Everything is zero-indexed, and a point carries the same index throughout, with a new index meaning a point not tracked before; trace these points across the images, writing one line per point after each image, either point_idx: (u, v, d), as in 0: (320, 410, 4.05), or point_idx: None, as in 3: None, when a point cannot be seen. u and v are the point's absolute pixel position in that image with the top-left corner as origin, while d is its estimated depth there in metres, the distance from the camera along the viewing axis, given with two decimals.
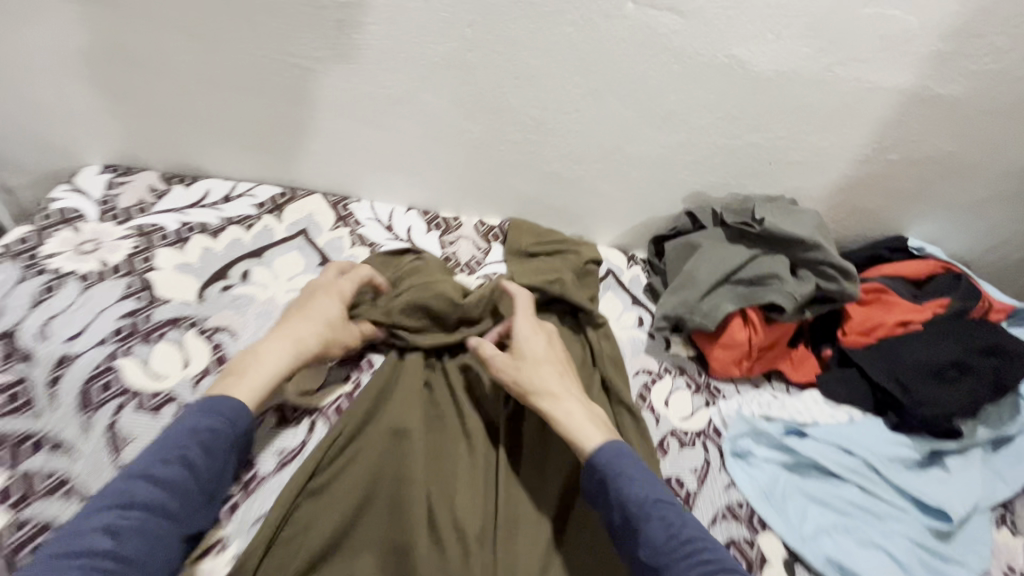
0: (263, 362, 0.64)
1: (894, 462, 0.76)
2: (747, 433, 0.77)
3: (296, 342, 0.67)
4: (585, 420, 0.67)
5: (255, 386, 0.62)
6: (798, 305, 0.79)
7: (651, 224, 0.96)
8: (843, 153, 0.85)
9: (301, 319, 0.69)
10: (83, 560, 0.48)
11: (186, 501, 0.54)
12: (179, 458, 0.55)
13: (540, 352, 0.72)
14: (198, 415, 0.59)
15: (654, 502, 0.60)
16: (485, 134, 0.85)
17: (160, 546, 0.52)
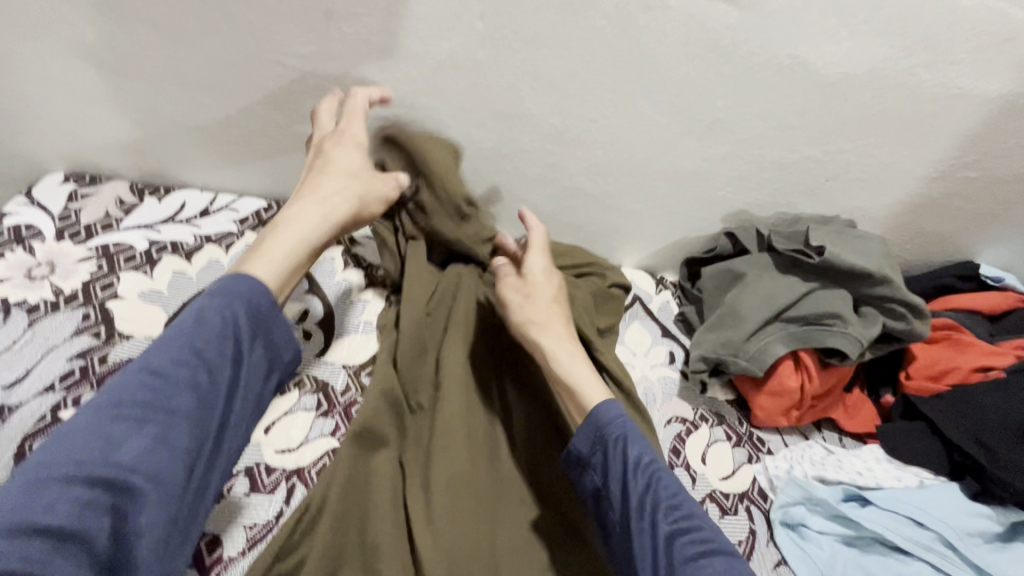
0: (292, 237, 0.57)
1: (976, 538, 0.64)
2: (801, 500, 0.66)
3: (329, 216, 0.60)
4: (587, 376, 0.62)
5: (280, 263, 0.55)
6: (862, 351, 0.68)
7: (685, 245, 0.85)
8: (914, 169, 0.73)
9: (325, 177, 0.62)
10: (76, 467, 0.41)
11: (198, 395, 0.47)
12: (187, 351, 0.47)
13: (545, 296, 0.68)
14: (210, 295, 0.50)
15: (651, 465, 0.53)
16: (498, 143, 0.74)
17: (169, 450, 0.44)
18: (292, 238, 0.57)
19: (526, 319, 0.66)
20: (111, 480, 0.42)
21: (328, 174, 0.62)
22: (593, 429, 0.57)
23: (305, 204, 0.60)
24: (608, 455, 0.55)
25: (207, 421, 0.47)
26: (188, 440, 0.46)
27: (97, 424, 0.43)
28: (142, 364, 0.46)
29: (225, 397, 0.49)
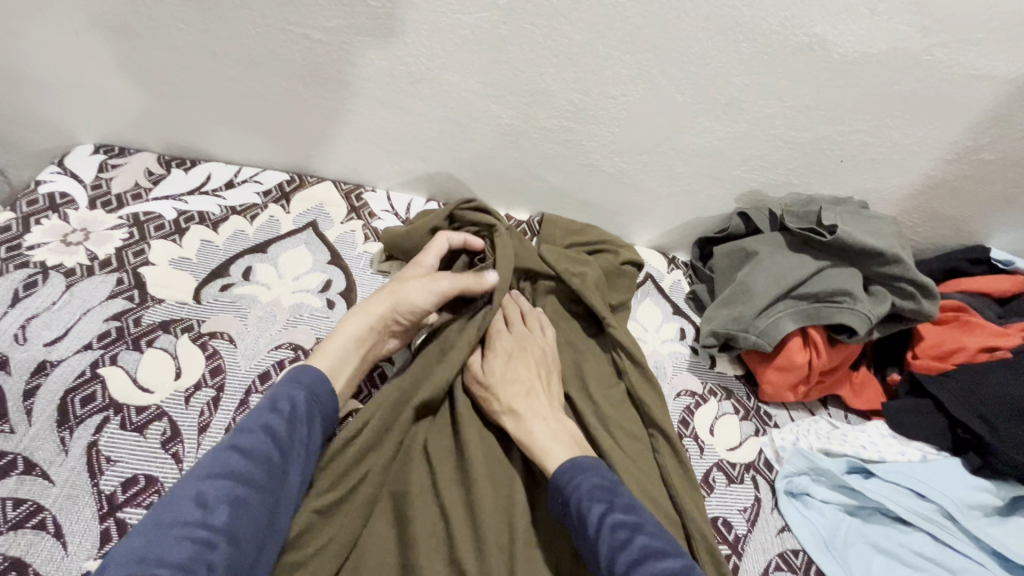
0: (342, 330, 0.63)
1: (976, 510, 0.66)
2: (805, 470, 0.68)
3: (371, 310, 0.65)
4: (548, 440, 0.60)
5: (326, 354, 0.60)
6: (871, 328, 0.70)
7: (697, 225, 0.87)
8: (927, 151, 0.74)
9: (387, 288, 0.68)
10: (176, 531, 0.42)
11: (273, 470, 0.50)
12: (262, 429, 0.51)
13: (498, 368, 0.66)
14: (276, 388, 0.55)
15: (609, 523, 0.51)
16: (517, 120, 0.75)
17: (252, 522, 0.46)
18: (342, 328, 0.63)
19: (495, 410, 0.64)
20: (204, 541, 0.43)
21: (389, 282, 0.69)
22: (557, 495, 0.57)
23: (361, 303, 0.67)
24: (576, 521, 0.54)
25: (278, 497, 0.50)
26: (263, 511, 0.48)
27: (192, 490, 0.45)
28: (226, 443, 0.50)
29: (292, 476, 0.52)
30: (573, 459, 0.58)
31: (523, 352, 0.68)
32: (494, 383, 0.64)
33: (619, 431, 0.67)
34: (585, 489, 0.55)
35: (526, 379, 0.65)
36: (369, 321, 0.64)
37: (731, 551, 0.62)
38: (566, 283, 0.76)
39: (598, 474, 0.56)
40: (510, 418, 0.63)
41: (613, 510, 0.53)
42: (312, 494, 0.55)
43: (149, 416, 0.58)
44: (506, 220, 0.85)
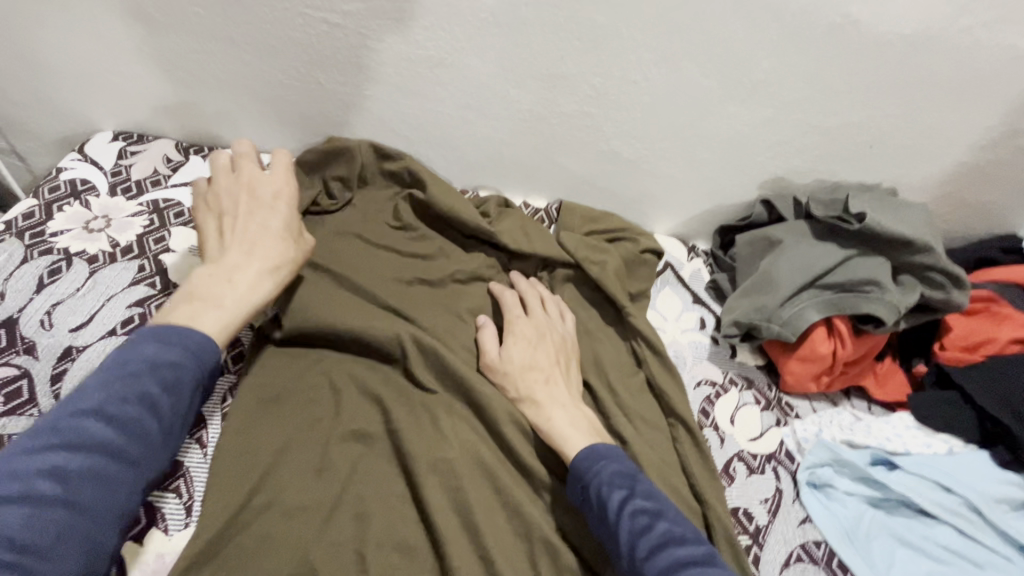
0: (242, 291, 0.57)
1: (1002, 505, 0.65)
2: (828, 462, 0.67)
3: (271, 269, 0.59)
4: (569, 428, 0.61)
5: (234, 320, 0.55)
6: (899, 318, 0.68)
7: (719, 212, 0.85)
8: (961, 136, 0.72)
9: (264, 233, 0.61)
10: (22, 508, 0.40)
11: (144, 444, 0.47)
12: (138, 399, 0.47)
13: (520, 357, 0.66)
14: (147, 347, 0.49)
15: (630, 509, 0.51)
16: (537, 105, 0.74)
17: (119, 497, 0.45)
18: (242, 288, 0.57)
19: (515, 396, 0.64)
20: (62, 523, 0.41)
21: (260, 226, 0.61)
22: (576, 481, 0.57)
23: (244, 256, 0.59)
24: (595, 507, 0.54)
25: (148, 469, 0.48)
26: (131, 484, 0.46)
27: (46, 464, 0.42)
28: (86, 408, 0.45)
29: (167, 448, 0.49)
30: (592, 448, 0.58)
31: (545, 340, 0.68)
32: (516, 372, 0.65)
33: (638, 419, 0.67)
34: (605, 475, 0.55)
35: (545, 367, 0.66)
36: (273, 282, 0.59)
37: (751, 541, 0.62)
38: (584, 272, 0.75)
39: (618, 461, 0.56)
40: (530, 408, 0.63)
41: (634, 497, 0.53)
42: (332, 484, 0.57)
43: None
44: (524, 208, 0.84)
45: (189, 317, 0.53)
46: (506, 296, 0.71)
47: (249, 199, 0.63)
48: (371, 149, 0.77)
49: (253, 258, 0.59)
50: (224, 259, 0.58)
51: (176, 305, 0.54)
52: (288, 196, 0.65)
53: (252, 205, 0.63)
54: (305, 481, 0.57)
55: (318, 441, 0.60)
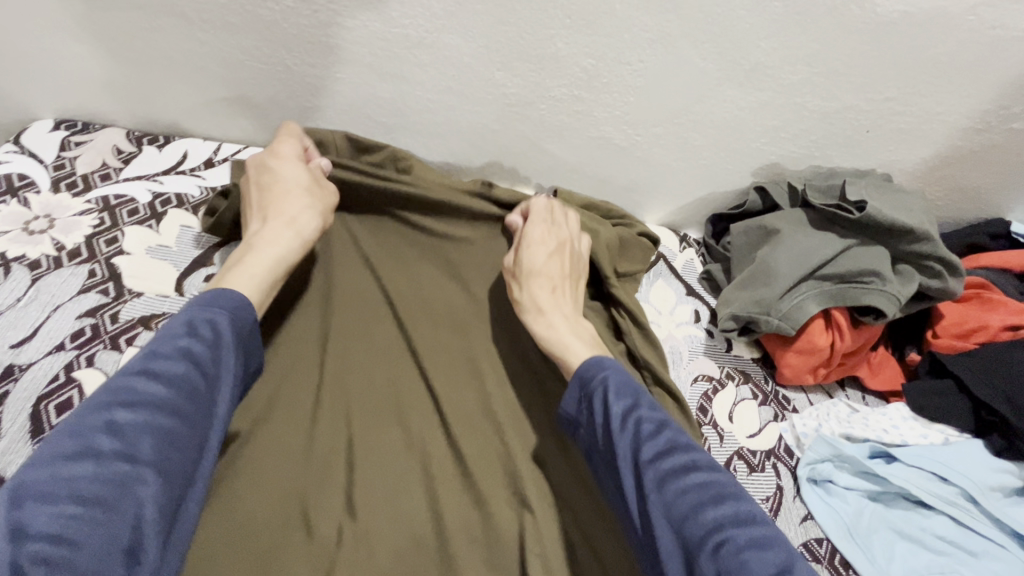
0: (264, 248, 0.57)
1: (996, 491, 0.65)
2: (828, 457, 0.66)
3: (288, 223, 0.60)
4: (572, 341, 0.60)
5: (260, 278, 0.56)
6: (898, 309, 0.66)
7: (711, 200, 0.82)
8: (958, 119, 0.70)
9: (281, 194, 0.62)
10: (87, 464, 0.38)
11: (194, 399, 0.45)
12: (180, 354, 0.45)
13: (538, 263, 0.65)
14: (186, 310, 0.49)
15: (635, 417, 0.49)
16: (524, 89, 0.69)
17: (180, 453, 0.43)
18: (265, 246, 0.58)
19: (522, 298, 0.64)
20: (125, 477, 0.39)
21: (272, 191, 0.62)
22: (579, 386, 0.55)
23: (263, 222, 0.60)
24: (596, 415, 0.52)
25: (204, 428, 0.46)
26: (188, 441, 0.44)
27: (101, 418, 0.40)
28: (134, 368, 0.44)
29: (219, 407, 0.47)
30: (596, 357, 0.56)
31: (561, 250, 0.67)
32: (525, 271, 0.65)
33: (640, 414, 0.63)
34: (611, 383, 0.53)
35: (556, 278, 0.65)
36: (294, 236, 0.60)
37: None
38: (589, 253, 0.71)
39: (625, 373, 0.54)
40: (535, 310, 0.63)
41: (640, 406, 0.50)
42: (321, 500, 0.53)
43: None
44: None
45: (218, 282, 0.54)
46: (533, 202, 0.70)
47: (263, 163, 0.65)
48: (344, 140, 0.72)
49: (271, 220, 0.60)
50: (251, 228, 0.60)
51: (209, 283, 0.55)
52: (294, 158, 0.66)
53: (267, 173, 0.64)
54: (282, 503, 0.52)
55: (298, 455, 0.55)
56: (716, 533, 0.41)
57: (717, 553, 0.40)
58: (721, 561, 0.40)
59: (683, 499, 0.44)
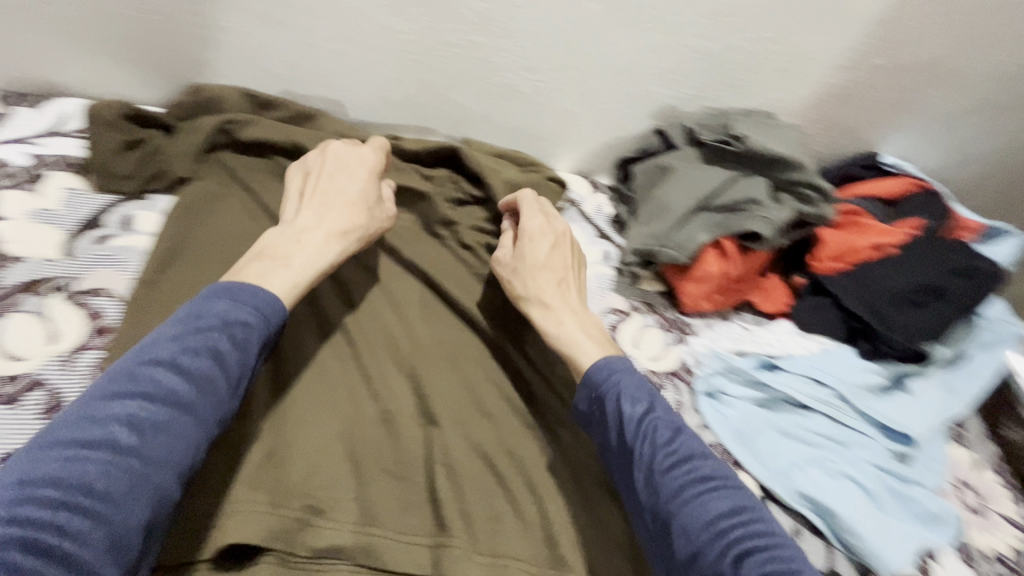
0: (311, 253, 0.58)
1: (864, 389, 0.74)
2: (720, 370, 0.73)
3: (340, 236, 0.61)
4: (577, 336, 0.63)
5: (302, 281, 0.56)
6: (778, 233, 0.72)
7: (617, 145, 0.86)
8: (827, 57, 0.76)
9: (338, 204, 0.63)
10: (103, 452, 0.40)
11: (212, 397, 0.46)
12: (205, 352, 0.46)
13: (540, 256, 0.68)
14: (222, 301, 0.50)
15: (648, 422, 0.54)
16: (421, 35, 0.69)
17: (192, 448, 0.44)
18: (311, 249, 0.58)
19: (521, 289, 0.66)
20: (136, 470, 0.40)
21: (338, 196, 0.63)
22: (587, 389, 0.59)
23: (316, 220, 0.61)
24: (608, 421, 0.56)
25: (219, 423, 0.46)
26: (201, 437, 0.44)
27: (123, 409, 0.42)
28: (160, 358, 0.45)
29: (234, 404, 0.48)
30: (606, 358, 0.60)
31: (558, 243, 0.70)
32: (527, 272, 0.66)
33: None
34: (625, 388, 0.57)
35: (558, 269, 0.68)
36: (339, 247, 0.61)
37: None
38: (490, 193, 0.74)
39: (634, 377, 0.58)
40: (539, 307, 0.65)
41: (652, 412, 0.55)
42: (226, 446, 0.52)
43: (23, 387, 0.52)
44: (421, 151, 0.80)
45: (261, 274, 0.54)
46: (522, 193, 0.72)
47: (331, 170, 0.65)
48: (241, 96, 0.72)
49: (321, 224, 0.61)
50: (296, 221, 0.61)
51: (248, 264, 0.55)
52: (369, 173, 0.67)
53: (327, 178, 0.64)
54: None
55: None
56: (733, 544, 0.46)
57: (735, 564, 0.45)
58: (744, 570, 0.44)
59: (703, 511, 0.48)
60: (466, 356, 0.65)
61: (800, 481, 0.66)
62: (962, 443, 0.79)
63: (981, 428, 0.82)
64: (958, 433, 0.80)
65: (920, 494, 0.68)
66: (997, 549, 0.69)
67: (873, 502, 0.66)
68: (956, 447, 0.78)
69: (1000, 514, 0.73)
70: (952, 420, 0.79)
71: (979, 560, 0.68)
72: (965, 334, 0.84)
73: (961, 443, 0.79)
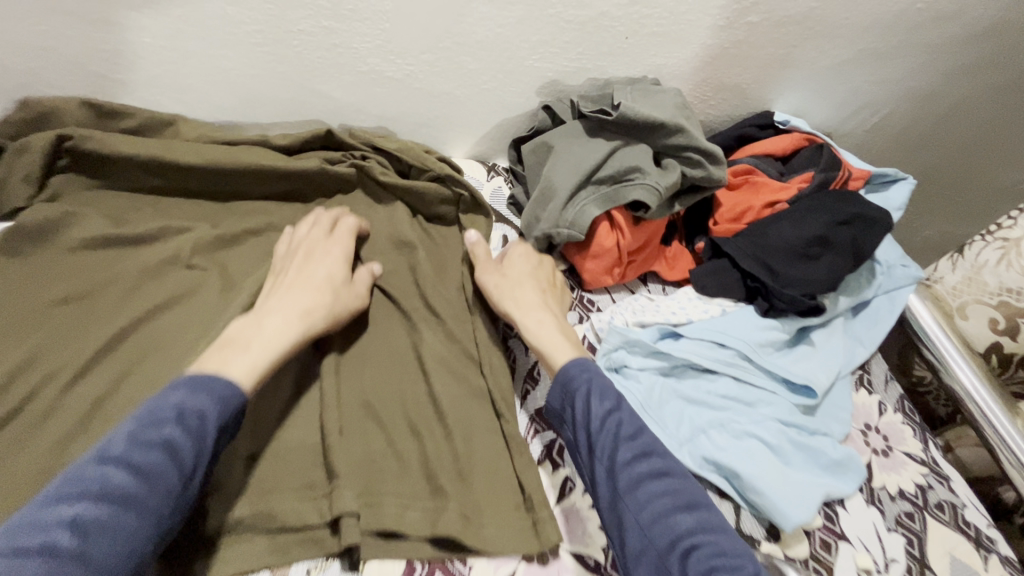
0: (270, 337, 0.54)
1: (765, 346, 0.74)
2: (620, 345, 0.70)
3: (302, 316, 0.57)
4: (557, 337, 0.63)
5: (256, 365, 0.51)
6: (663, 199, 0.70)
7: (508, 125, 0.84)
8: (703, 18, 0.75)
9: (305, 284, 0.60)
10: (38, 560, 0.35)
11: (164, 495, 0.41)
12: (161, 444, 0.42)
13: (523, 272, 0.69)
14: (175, 393, 0.46)
15: (611, 419, 0.54)
16: (269, 25, 0.64)
17: (138, 550, 0.39)
18: (271, 333, 0.54)
19: (503, 295, 0.66)
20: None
21: (306, 278, 0.60)
22: (560, 386, 0.58)
23: (283, 302, 0.58)
24: (575, 417, 0.56)
25: (168, 522, 0.42)
26: (146, 538, 0.40)
27: (68, 510, 0.38)
28: (114, 454, 0.41)
29: (187, 502, 0.44)
30: (580, 359, 0.60)
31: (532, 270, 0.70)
32: (514, 273, 0.68)
33: (447, 335, 0.66)
34: (594, 386, 0.57)
35: (539, 290, 0.68)
36: (302, 328, 0.57)
37: (541, 453, 0.62)
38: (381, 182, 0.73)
39: (605, 377, 0.58)
40: (519, 307, 0.65)
41: (618, 411, 0.55)
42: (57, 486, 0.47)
43: None
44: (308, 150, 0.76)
45: (219, 362, 0.50)
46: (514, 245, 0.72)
47: (310, 249, 0.64)
48: (82, 107, 0.65)
49: (289, 303, 0.58)
50: (266, 302, 0.58)
51: (207, 355, 0.52)
52: (342, 257, 0.64)
53: (303, 258, 0.63)
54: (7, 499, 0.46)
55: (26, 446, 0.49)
56: (684, 536, 0.47)
57: (683, 557, 0.46)
58: (688, 564, 0.46)
59: (658, 506, 0.49)
60: (351, 359, 0.62)
61: (705, 447, 0.66)
62: (869, 388, 0.81)
63: (885, 370, 0.84)
64: (863, 376, 0.82)
65: (823, 443, 0.69)
66: (901, 487, 0.71)
67: (778, 458, 0.67)
68: (862, 392, 0.80)
69: (904, 453, 0.75)
70: (855, 366, 0.81)
71: (883, 500, 0.69)
72: (869, 278, 0.85)
73: (868, 387, 0.81)
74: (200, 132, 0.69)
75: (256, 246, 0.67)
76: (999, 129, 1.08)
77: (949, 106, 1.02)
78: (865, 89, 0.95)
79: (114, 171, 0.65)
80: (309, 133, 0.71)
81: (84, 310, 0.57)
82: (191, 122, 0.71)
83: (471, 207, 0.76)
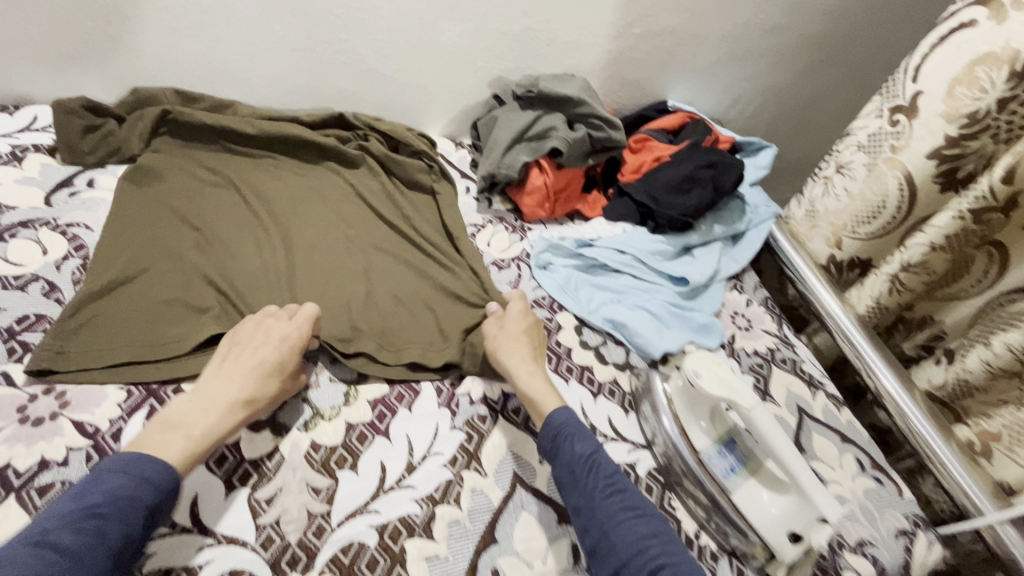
0: (211, 418, 0.60)
1: (656, 255, 1.03)
2: (547, 248, 0.99)
3: (243, 404, 0.63)
4: (545, 388, 0.73)
5: (193, 445, 0.58)
6: (572, 147, 1.00)
7: (469, 111, 1.15)
8: (600, 30, 1.08)
9: (249, 369, 0.65)
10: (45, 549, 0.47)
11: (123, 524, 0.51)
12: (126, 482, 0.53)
13: (518, 328, 0.79)
14: (124, 466, 0.54)
15: (593, 459, 0.65)
16: (301, 37, 0.96)
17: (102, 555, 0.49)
18: (211, 416, 0.61)
19: (496, 347, 0.77)
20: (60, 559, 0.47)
21: (250, 362, 0.65)
22: (549, 430, 0.68)
23: (226, 384, 0.63)
24: (561, 455, 0.66)
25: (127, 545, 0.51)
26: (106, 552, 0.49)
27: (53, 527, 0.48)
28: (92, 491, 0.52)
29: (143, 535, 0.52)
30: (565, 408, 0.71)
31: (524, 335, 0.78)
32: (512, 328, 0.78)
33: (422, 241, 0.94)
34: (577, 431, 0.68)
35: (529, 345, 0.77)
36: (242, 415, 0.63)
37: None
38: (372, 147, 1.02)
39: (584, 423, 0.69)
40: (511, 358, 0.75)
41: (598, 452, 0.66)
42: (166, 308, 0.74)
43: (27, 279, 0.73)
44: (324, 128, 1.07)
45: (161, 442, 0.57)
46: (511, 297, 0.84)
47: (265, 329, 0.69)
48: (175, 93, 0.96)
49: (233, 387, 0.63)
50: (210, 385, 0.63)
51: (150, 428, 0.59)
52: (291, 343, 0.69)
53: (250, 342, 0.68)
54: (135, 313, 0.73)
55: (143, 287, 0.76)
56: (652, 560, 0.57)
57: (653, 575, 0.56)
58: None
59: (631, 531, 0.60)
60: (356, 250, 0.90)
61: (606, 312, 0.93)
62: (739, 290, 1.09)
63: (756, 280, 1.12)
64: (736, 284, 1.10)
65: (695, 314, 0.96)
66: (756, 348, 0.98)
67: (659, 321, 0.94)
68: (734, 292, 1.08)
69: (762, 329, 1.02)
70: (729, 276, 1.09)
71: (741, 355, 0.97)
72: (740, 214, 1.14)
73: (739, 290, 1.09)
74: (252, 111, 1.00)
75: (290, 184, 0.96)
76: (847, 116, 1.41)
77: (805, 97, 1.35)
78: (736, 83, 1.28)
79: (193, 134, 0.95)
80: (326, 112, 1.02)
81: (176, 216, 0.85)
82: (244, 105, 1.02)
83: (439, 175, 1.03)
